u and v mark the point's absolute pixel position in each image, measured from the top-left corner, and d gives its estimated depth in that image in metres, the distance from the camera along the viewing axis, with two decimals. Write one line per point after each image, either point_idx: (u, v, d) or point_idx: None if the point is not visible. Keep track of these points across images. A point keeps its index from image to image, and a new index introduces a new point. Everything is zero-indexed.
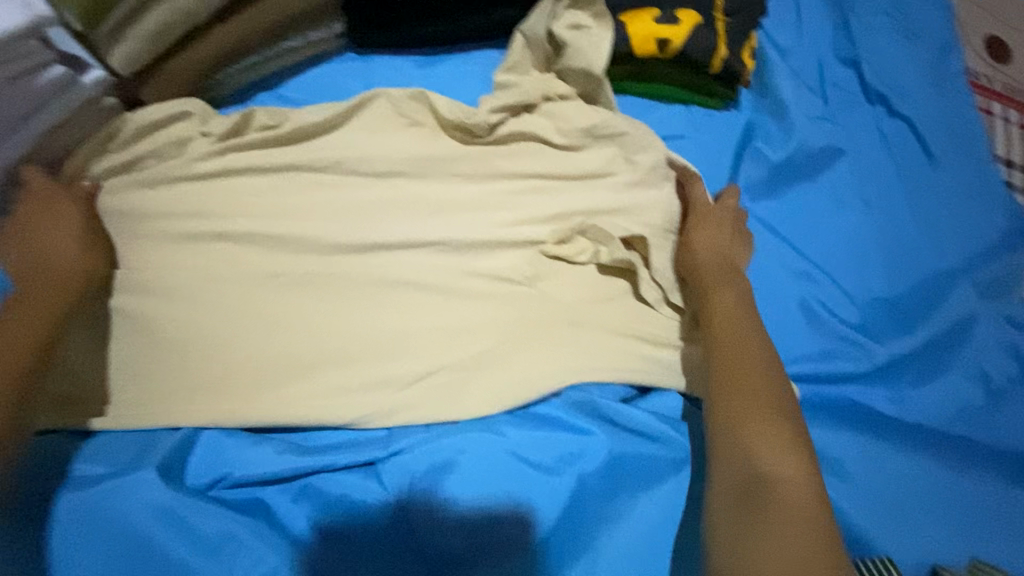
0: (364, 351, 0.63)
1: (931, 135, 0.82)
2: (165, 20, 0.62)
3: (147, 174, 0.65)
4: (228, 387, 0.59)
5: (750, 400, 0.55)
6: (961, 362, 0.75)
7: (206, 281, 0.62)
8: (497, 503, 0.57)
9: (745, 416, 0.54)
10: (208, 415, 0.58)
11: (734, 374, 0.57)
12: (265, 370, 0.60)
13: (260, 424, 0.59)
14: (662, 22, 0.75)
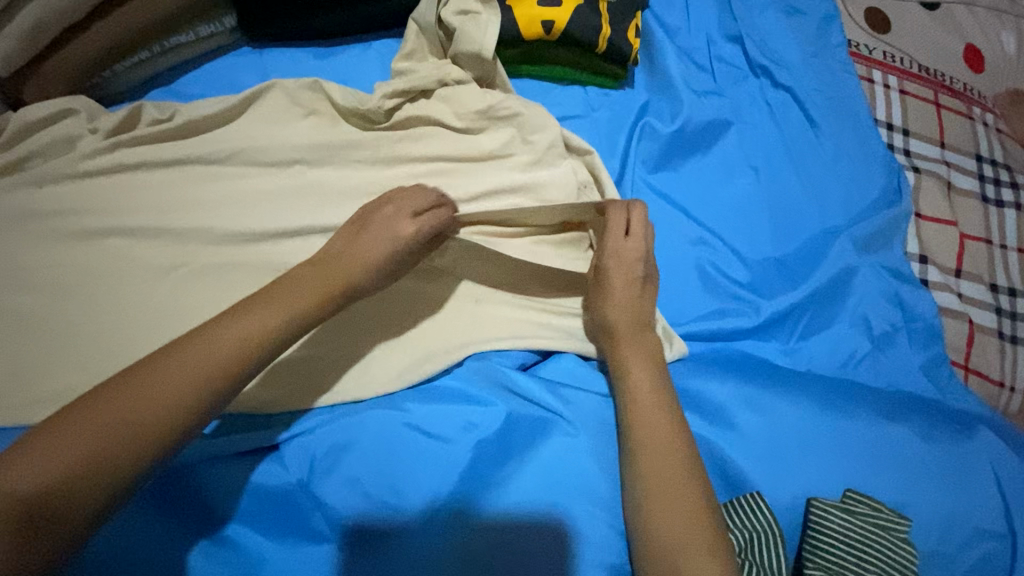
0: None
1: (812, 103, 0.87)
2: (39, 18, 0.62)
3: (35, 173, 0.65)
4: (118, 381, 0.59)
5: (653, 429, 0.59)
6: (845, 312, 0.77)
7: (101, 276, 0.63)
8: (390, 474, 0.60)
9: (643, 447, 0.58)
10: None
11: (634, 407, 0.61)
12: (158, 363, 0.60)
13: None
14: (546, 5, 0.78)
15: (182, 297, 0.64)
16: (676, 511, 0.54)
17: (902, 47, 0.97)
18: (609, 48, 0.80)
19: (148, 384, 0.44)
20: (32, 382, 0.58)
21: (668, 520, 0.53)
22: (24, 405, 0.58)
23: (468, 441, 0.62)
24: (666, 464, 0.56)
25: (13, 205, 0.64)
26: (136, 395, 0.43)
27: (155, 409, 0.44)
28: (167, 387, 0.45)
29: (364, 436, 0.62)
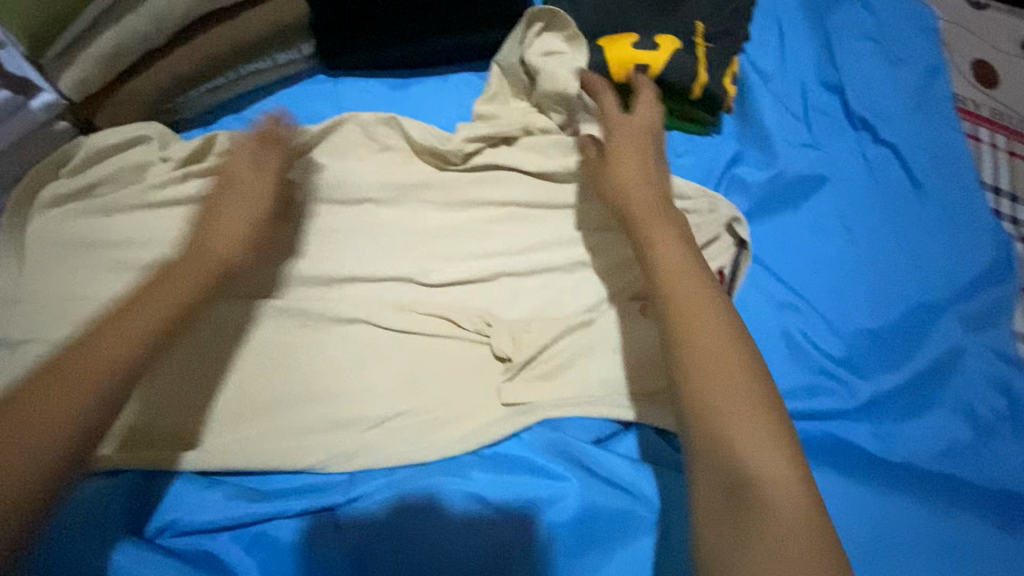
0: (328, 387, 0.62)
1: (916, 162, 0.80)
2: (118, 43, 0.60)
3: (103, 202, 0.62)
4: (182, 432, 0.59)
5: (724, 368, 0.41)
6: (949, 397, 0.70)
7: None
8: (458, 558, 0.55)
9: (695, 367, 0.41)
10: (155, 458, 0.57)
11: (683, 329, 0.43)
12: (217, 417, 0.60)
13: (212, 468, 0.58)
14: (641, 47, 0.72)
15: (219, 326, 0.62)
16: (779, 507, 0.35)
17: (1011, 104, 0.89)
18: (704, 95, 0.74)
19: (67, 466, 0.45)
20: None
21: (760, 512, 0.35)
22: (86, 454, 0.57)
23: (537, 523, 0.57)
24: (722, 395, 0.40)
25: (79, 232, 0.61)
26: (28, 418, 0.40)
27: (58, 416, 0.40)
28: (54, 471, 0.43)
29: (428, 506, 0.57)
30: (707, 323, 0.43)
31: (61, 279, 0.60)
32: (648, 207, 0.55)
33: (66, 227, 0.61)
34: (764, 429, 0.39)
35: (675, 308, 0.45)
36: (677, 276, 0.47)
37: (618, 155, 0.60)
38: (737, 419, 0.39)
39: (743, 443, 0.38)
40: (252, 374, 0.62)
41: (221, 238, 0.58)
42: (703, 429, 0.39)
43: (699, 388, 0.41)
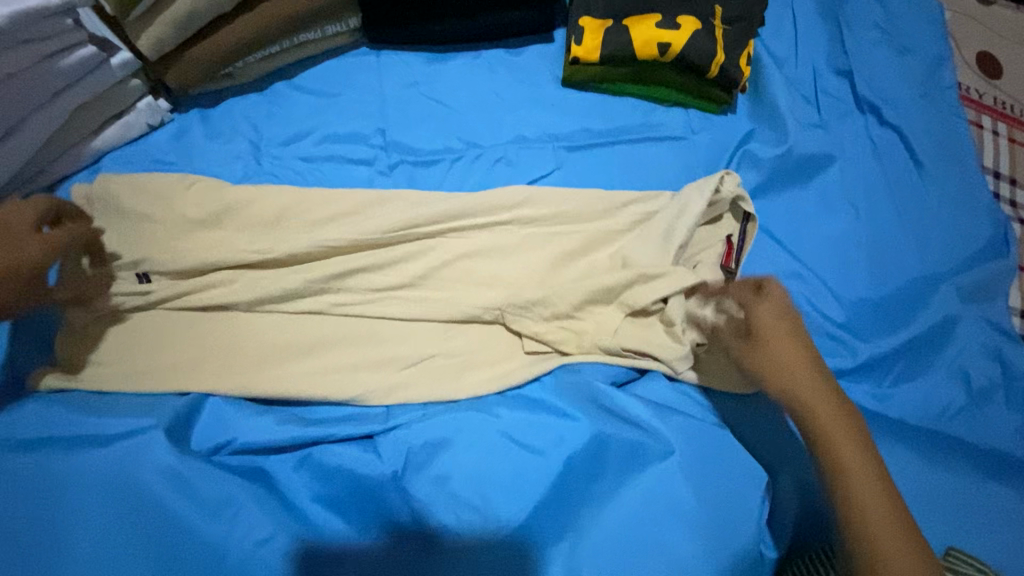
0: (364, 331, 0.68)
1: (920, 146, 0.85)
2: (188, 10, 0.65)
3: None
4: (227, 361, 0.65)
5: (863, 479, 0.50)
6: (943, 361, 0.75)
7: (212, 248, 0.66)
8: (488, 480, 0.61)
9: (873, 559, 0.47)
10: (209, 383, 0.64)
11: (865, 528, 0.48)
12: (260, 353, 0.66)
13: (263, 397, 0.64)
14: (663, 27, 0.78)
15: (232, 255, 0.66)
16: None
17: (1013, 94, 0.94)
18: (720, 75, 0.79)
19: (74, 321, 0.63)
20: (155, 353, 0.65)
21: None
22: (151, 372, 0.64)
23: (558, 453, 0.63)
24: (873, 505, 0.49)
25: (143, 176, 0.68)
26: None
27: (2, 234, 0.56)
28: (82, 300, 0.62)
29: (459, 437, 0.63)
30: (860, 473, 0.50)
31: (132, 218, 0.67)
32: (780, 326, 0.59)
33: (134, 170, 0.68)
34: (922, 570, 0.46)
35: (837, 468, 0.51)
36: (823, 406, 0.54)
37: (762, 307, 0.60)
38: (896, 565, 0.46)
39: (891, 549, 0.47)
40: (286, 323, 0.67)
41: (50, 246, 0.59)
42: (868, 544, 0.47)
43: (863, 533, 0.48)
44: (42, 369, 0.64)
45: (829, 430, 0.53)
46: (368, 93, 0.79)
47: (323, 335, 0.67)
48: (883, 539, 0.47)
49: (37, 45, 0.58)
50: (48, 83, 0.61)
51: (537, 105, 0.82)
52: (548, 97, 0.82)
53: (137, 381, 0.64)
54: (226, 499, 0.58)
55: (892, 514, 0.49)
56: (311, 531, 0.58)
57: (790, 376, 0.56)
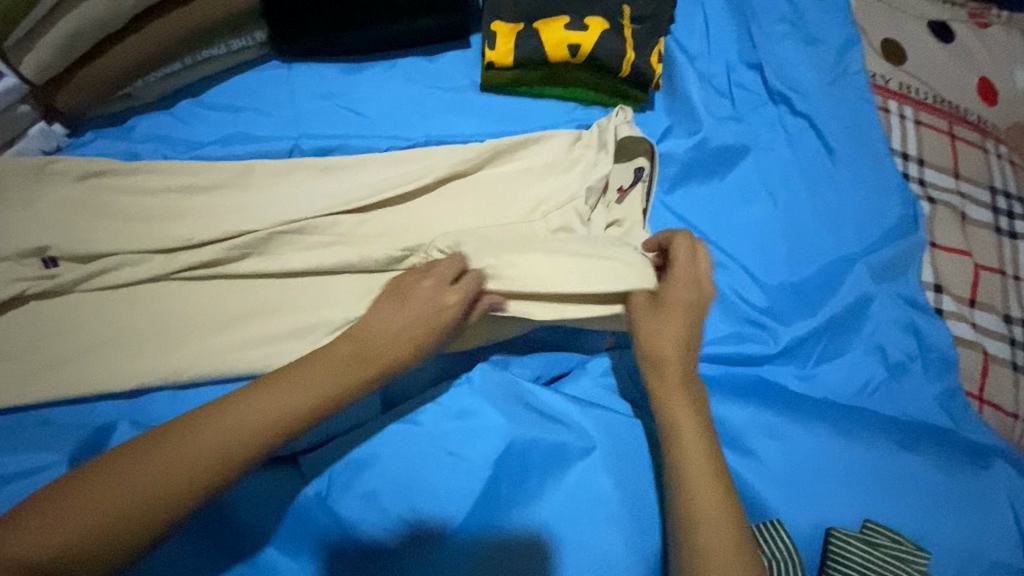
0: (285, 329, 0.65)
1: (830, 131, 0.88)
2: (76, 28, 0.63)
3: (60, 166, 0.66)
4: (142, 345, 0.62)
5: (710, 511, 0.53)
6: (861, 339, 0.77)
7: (111, 271, 0.63)
8: (416, 493, 0.60)
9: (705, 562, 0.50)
10: (126, 377, 0.61)
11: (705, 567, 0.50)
12: (179, 329, 0.64)
13: (182, 379, 0.62)
14: (572, 28, 0.79)
15: (145, 250, 0.64)
16: None
17: (917, 78, 0.98)
18: (632, 73, 0.80)
19: (191, 440, 0.45)
20: (55, 373, 0.60)
21: None
22: (54, 381, 0.60)
23: (484, 457, 0.63)
24: (706, 518, 0.52)
25: (35, 198, 0.65)
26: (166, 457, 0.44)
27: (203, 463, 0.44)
28: (217, 444, 0.45)
29: (386, 451, 0.62)
30: (691, 439, 0.57)
31: (15, 237, 0.62)
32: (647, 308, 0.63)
33: (25, 194, 0.65)
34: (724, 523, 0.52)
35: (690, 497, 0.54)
36: (679, 422, 0.58)
37: (660, 329, 0.61)
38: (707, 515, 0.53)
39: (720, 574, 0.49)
40: (205, 297, 0.65)
41: (262, 409, 0.48)
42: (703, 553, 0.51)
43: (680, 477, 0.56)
44: None
45: (677, 433, 0.58)
46: (280, 107, 0.77)
47: (248, 301, 0.66)
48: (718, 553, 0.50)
49: None
50: None
51: (456, 111, 0.82)
52: (467, 101, 0.82)
53: (42, 391, 0.59)
54: None
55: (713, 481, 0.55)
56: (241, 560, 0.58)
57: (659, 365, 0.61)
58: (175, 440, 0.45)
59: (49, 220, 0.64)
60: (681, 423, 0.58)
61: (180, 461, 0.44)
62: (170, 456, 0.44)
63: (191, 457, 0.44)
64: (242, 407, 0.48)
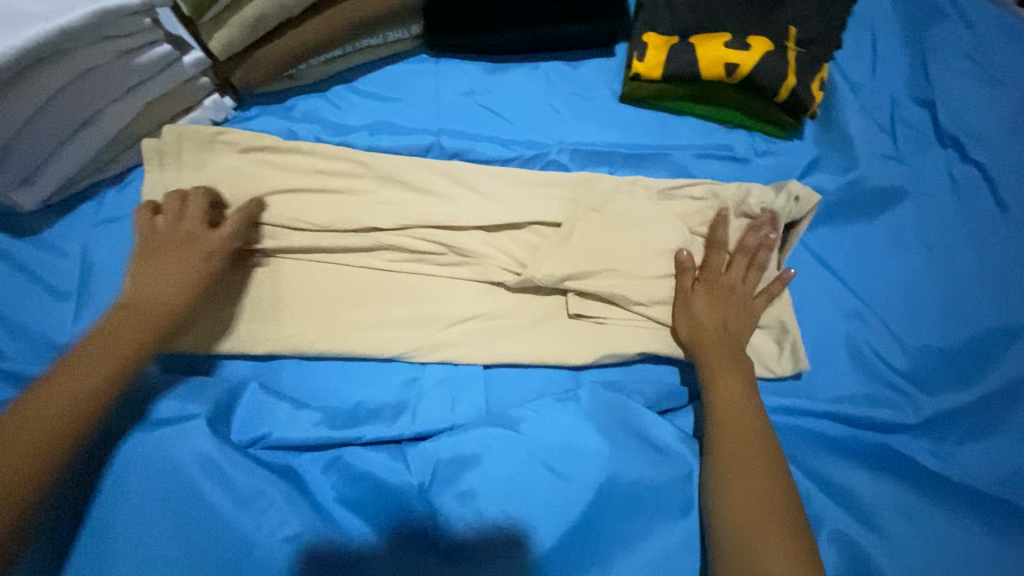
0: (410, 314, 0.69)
1: (1006, 185, 0.78)
2: (263, 12, 0.67)
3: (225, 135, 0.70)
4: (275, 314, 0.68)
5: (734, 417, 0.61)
6: (1017, 425, 0.67)
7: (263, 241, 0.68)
8: (513, 505, 0.59)
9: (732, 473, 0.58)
10: (260, 343, 0.67)
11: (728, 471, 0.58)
12: (307, 305, 0.68)
13: (311, 352, 0.67)
14: (732, 47, 0.75)
15: (294, 226, 0.68)
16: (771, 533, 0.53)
17: None
18: (790, 98, 0.75)
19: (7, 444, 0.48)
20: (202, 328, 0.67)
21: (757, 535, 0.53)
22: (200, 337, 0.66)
23: (586, 483, 0.61)
24: (734, 426, 0.60)
25: (202, 162, 0.70)
26: None
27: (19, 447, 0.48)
28: None
29: (486, 456, 0.62)
30: (721, 350, 0.65)
31: (184, 197, 0.68)
32: (717, 342, 0.66)
33: (194, 157, 0.70)
34: (791, 558, 0.52)
35: (732, 498, 0.56)
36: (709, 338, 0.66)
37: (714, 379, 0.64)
38: (759, 540, 0.53)
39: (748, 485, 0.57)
40: (332, 276, 0.70)
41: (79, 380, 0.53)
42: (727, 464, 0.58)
43: (725, 490, 0.57)
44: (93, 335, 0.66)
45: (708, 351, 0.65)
46: (424, 100, 0.79)
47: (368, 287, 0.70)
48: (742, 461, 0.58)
49: (120, 42, 0.62)
50: (124, 77, 0.64)
51: (594, 120, 0.80)
52: (606, 111, 0.81)
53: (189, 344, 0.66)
54: (258, 494, 0.60)
55: (771, 511, 0.55)
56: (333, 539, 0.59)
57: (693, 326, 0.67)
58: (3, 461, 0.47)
59: (213, 186, 0.68)
60: (718, 345, 0.65)
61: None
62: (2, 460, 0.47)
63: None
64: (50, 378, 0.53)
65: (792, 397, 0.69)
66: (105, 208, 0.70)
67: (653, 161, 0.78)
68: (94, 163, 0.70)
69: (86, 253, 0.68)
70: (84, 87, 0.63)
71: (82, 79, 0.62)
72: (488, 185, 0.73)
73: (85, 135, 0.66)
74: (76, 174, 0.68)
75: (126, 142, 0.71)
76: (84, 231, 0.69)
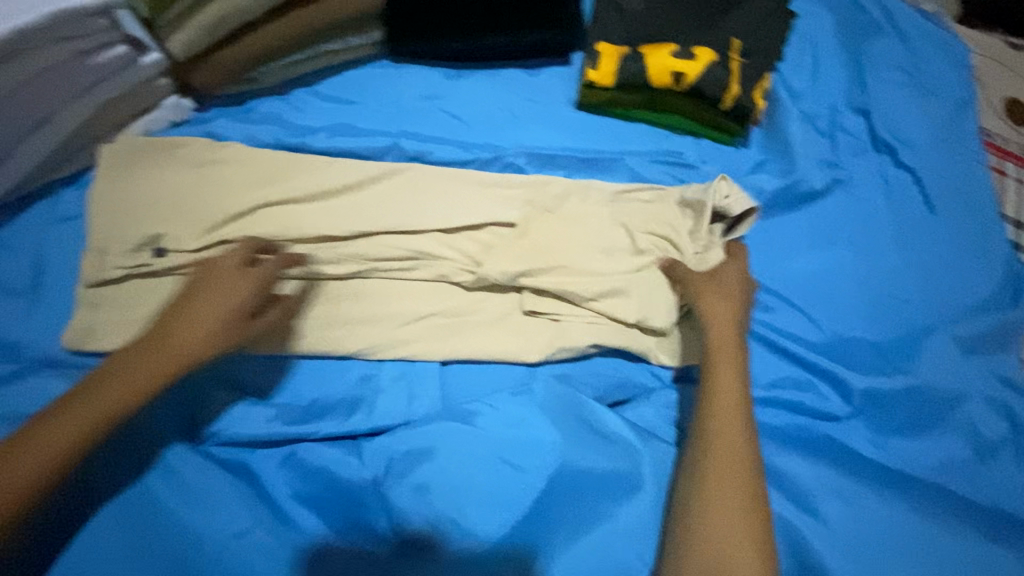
0: (367, 312, 0.70)
1: (934, 187, 0.83)
2: (222, 15, 0.68)
3: (185, 140, 0.73)
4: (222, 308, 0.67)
5: (730, 406, 0.60)
6: (949, 413, 0.71)
7: (220, 240, 0.68)
8: (466, 496, 0.61)
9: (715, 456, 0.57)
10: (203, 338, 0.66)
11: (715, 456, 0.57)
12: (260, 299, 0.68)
13: (269, 351, 0.69)
14: (678, 55, 0.79)
15: (253, 226, 0.69)
16: (744, 526, 0.53)
17: None
18: (734, 105, 0.80)
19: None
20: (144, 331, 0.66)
21: (726, 525, 0.53)
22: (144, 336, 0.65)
23: (535, 473, 0.63)
24: (727, 415, 0.59)
25: (158, 163, 0.71)
26: None
27: None
28: None
29: (440, 449, 0.63)
30: (725, 340, 0.65)
31: (141, 200, 0.69)
32: (728, 337, 0.65)
33: (153, 159, 0.71)
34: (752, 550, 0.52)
35: (710, 485, 0.55)
36: (717, 328, 0.65)
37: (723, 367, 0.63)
38: (728, 529, 0.53)
39: (732, 472, 0.56)
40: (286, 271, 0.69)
41: (62, 423, 0.53)
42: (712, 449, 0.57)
43: (707, 473, 0.56)
44: (45, 335, 0.65)
45: (716, 340, 0.65)
46: (385, 103, 0.81)
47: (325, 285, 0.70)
48: (730, 449, 0.57)
49: (76, 41, 0.62)
50: (78, 77, 0.65)
51: (550, 124, 0.83)
52: (562, 117, 0.84)
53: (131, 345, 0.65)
54: (209, 490, 0.60)
55: (752, 506, 0.54)
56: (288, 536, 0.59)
57: (705, 315, 0.67)
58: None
59: (172, 190, 0.70)
60: (727, 338, 0.65)
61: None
62: None
63: None
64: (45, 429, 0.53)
65: None
66: (58, 208, 0.70)
67: (607, 165, 0.81)
68: (45, 165, 0.69)
69: (42, 253, 0.68)
70: (39, 87, 0.63)
71: (36, 79, 0.63)
72: (446, 188, 0.75)
73: (38, 135, 0.66)
74: (28, 176, 0.68)
75: (81, 143, 0.71)
76: (36, 231, 0.69)
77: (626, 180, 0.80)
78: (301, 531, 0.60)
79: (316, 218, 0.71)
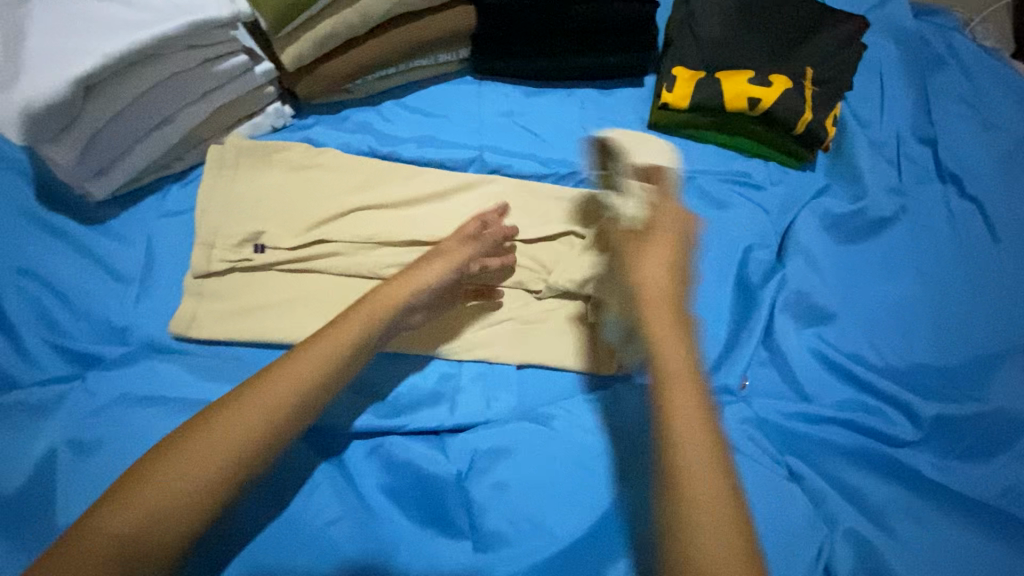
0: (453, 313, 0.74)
1: (999, 218, 0.84)
2: (332, 30, 0.73)
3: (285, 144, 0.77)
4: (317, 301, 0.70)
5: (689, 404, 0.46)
6: (1020, 444, 0.70)
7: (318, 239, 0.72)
8: (545, 494, 0.64)
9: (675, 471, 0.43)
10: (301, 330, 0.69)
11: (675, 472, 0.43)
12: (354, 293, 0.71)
13: None
14: (754, 83, 0.82)
15: (346, 227, 0.73)
16: None
17: None
18: (806, 132, 0.82)
19: (208, 448, 0.48)
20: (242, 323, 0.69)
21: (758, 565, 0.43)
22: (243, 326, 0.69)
23: (610, 476, 0.65)
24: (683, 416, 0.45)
25: (262, 164, 0.76)
26: (187, 463, 0.47)
27: (200, 468, 0.47)
28: (184, 484, 0.46)
29: (519, 449, 0.66)
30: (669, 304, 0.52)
31: (246, 199, 0.74)
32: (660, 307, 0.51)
33: (257, 160, 0.75)
34: None
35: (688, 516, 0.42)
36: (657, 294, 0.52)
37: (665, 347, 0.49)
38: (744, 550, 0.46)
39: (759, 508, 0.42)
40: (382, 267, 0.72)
41: (275, 385, 0.52)
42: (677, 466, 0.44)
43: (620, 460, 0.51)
44: (152, 319, 0.69)
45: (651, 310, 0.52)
46: (467, 117, 0.85)
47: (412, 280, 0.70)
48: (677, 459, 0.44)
49: (203, 51, 0.67)
50: (200, 82, 0.70)
51: None
52: None
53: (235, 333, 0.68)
54: (301, 475, 0.64)
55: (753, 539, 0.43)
56: (372, 525, 0.62)
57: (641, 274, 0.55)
58: (180, 463, 0.47)
59: (274, 191, 0.74)
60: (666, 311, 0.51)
61: (200, 479, 0.47)
62: (188, 467, 0.47)
63: (204, 494, 0.46)
64: (255, 391, 0.52)
65: (804, 404, 0.73)
66: (168, 202, 0.75)
67: (678, 183, 0.84)
68: (159, 162, 0.74)
69: (150, 243, 0.72)
70: (166, 90, 0.68)
71: (164, 84, 0.68)
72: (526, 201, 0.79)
73: (156, 134, 0.71)
74: (142, 171, 0.73)
75: (192, 142, 0.76)
76: (147, 221, 0.73)
77: (696, 198, 0.83)
78: (384, 521, 0.63)
79: (408, 223, 0.74)
